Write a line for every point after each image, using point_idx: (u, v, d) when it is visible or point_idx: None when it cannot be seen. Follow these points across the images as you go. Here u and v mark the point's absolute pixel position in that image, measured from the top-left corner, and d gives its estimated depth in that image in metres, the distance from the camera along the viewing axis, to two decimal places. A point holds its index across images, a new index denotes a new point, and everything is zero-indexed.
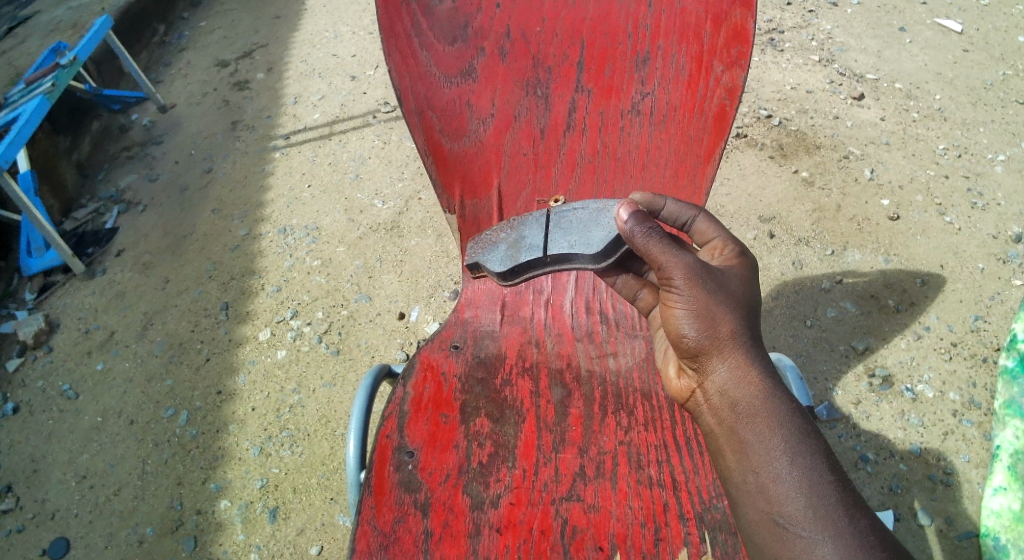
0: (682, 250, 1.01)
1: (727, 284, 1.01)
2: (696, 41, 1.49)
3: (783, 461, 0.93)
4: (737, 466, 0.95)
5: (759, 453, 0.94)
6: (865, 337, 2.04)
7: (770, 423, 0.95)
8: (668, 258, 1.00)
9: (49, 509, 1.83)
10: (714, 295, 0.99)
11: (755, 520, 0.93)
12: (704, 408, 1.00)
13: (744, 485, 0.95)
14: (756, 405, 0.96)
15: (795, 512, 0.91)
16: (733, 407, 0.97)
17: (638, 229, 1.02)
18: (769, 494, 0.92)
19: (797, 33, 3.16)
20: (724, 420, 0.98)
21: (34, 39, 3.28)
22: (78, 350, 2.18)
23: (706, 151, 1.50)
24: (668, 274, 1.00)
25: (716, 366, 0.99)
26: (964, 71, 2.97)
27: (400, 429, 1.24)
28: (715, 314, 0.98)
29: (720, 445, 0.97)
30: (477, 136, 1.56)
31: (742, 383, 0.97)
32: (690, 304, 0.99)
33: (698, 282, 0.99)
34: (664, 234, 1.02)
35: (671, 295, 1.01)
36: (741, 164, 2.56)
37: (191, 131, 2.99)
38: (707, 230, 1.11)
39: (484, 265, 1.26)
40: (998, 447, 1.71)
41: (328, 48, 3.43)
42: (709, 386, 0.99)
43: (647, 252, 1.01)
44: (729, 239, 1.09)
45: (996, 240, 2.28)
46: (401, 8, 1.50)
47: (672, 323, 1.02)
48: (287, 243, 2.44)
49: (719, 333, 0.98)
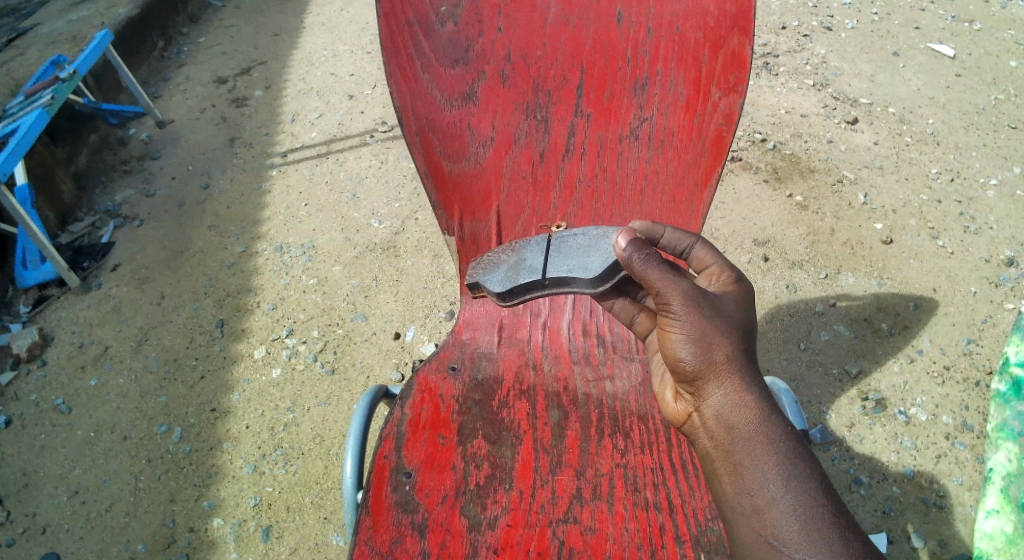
0: (678, 276, 1.02)
1: (724, 309, 1.02)
2: (694, 67, 1.52)
3: (777, 482, 0.92)
4: (732, 489, 0.95)
5: (755, 475, 0.93)
6: (858, 360, 2.05)
7: (765, 445, 0.95)
8: (666, 284, 1.01)
9: (40, 524, 1.81)
10: (710, 321, 1.00)
11: (749, 542, 0.92)
12: (700, 431, 1.01)
13: (739, 508, 0.94)
14: (752, 428, 0.96)
15: (788, 533, 0.90)
16: (729, 432, 0.97)
17: (637, 254, 1.04)
18: (763, 515, 0.91)
19: (791, 58, 3.21)
20: (720, 443, 0.98)
21: (34, 52, 3.30)
22: (71, 364, 2.17)
23: (703, 175, 1.53)
24: (666, 301, 1.01)
25: (714, 392, 0.99)
26: (956, 96, 3.01)
27: (398, 450, 1.25)
28: (712, 339, 0.99)
29: (716, 468, 0.97)
30: (477, 159, 1.58)
31: (738, 408, 0.97)
32: (688, 331, 1.00)
33: (695, 308, 1.00)
34: (661, 260, 1.04)
35: (669, 321, 1.02)
36: (735, 187, 2.58)
37: (190, 146, 3.01)
38: (704, 256, 1.11)
39: (483, 284, 1.26)
40: (990, 469, 1.67)
41: (328, 66, 3.47)
42: (705, 410, 0.99)
43: (645, 278, 1.03)
44: (725, 265, 1.09)
45: (989, 264, 2.31)
46: (403, 30, 1.52)
47: (670, 349, 1.02)
48: (283, 260, 2.45)
49: (716, 360, 0.98)
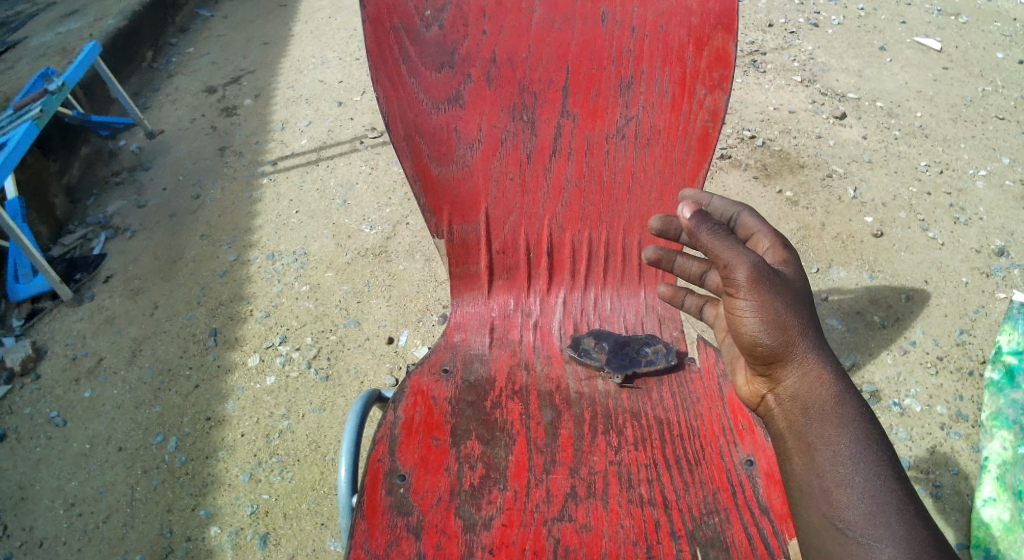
0: (744, 248, 1.10)
1: (786, 282, 1.11)
2: (679, 65, 1.53)
3: (847, 466, 0.98)
4: (803, 469, 1.02)
5: (827, 456, 1.00)
6: (851, 353, 2.05)
7: (837, 426, 1.01)
8: (734, 258, 1.09)
9: (37, 537, 1.80)
10: (777, 293, 1.08)
11: (816, 525, 0.98)
12: (776, 413, 1.09)
13: (808, 489, 1.00)
14: (827, 409, 1.03)
15: (854, 517, 0.95)
16: (804, 409, 1.04)
17: (704, 225, 1.13)
18: (831, 498, 0.98)
19: (778, 55, 3.22)
20: (793, 423, 1.06)
21: (23, 66, 3.29)
22: (65, 377, 2.16)
23: (691, 172, 1.56)
24: (733, 272, 1.08)
25: (789, 372, 1.07)
26: (943, 89, 3.03)
27: (392, 453, 1.25)
28: (780, 313, 1.07)
29: (789, 448, 1.05)
30: (465, 161, 1.58)
31: (814, 385, 1.05)
32: (758, 304, 1.07)
33: (763, 280, 1.08)
34: (725, 233, 1.12)
35: (736, 297, 1.09)
36: (725, 184, 2.58)
37: (179, 156, 3.01)
38: (750, 223, 1.21)
39: (596, 342, 1.50)
40: (986, 459, 1.72)
41: (316, 74, 3.47)
42: (782, 392, 1.08)
43: (712, 251, 1.11)
44: (771, 231, 1.19)
45: (979, 255, 2.32)
46: (389, 35, 1.52)
47: (739, 323, 1.10)
48: (276, 268, 2.45)
49: (790, 334, 1.06)
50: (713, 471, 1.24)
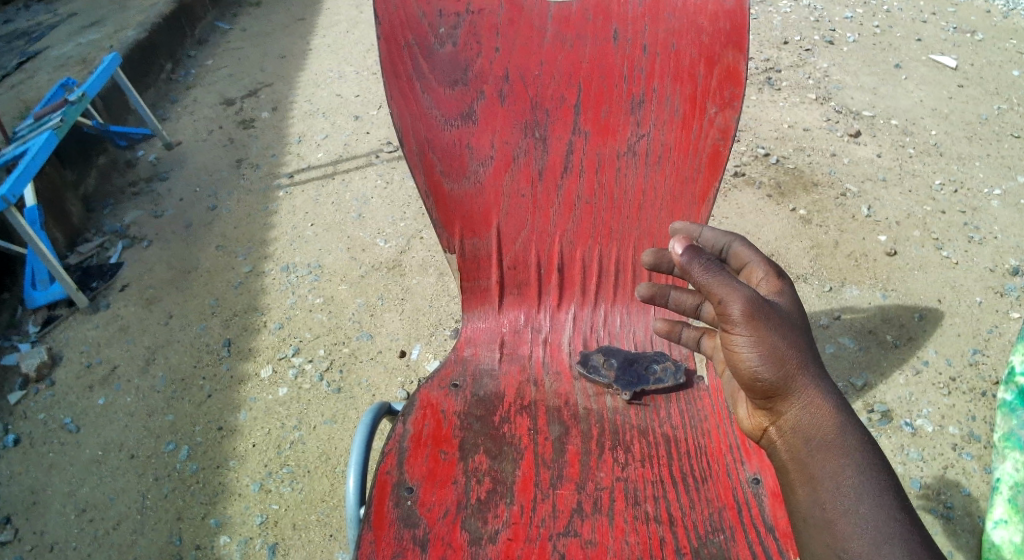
0: (738, 282, 1.08)
1: (783, 312, 1.10)
2: (690, 83, 1.55)
3: (850, 497, 0.98)
4: (807, 499, 1.02)
5: (829, 487, 1.00)
6: (863, 373, 2.04)
7: (839, 457, 1.01)
8: (727, 293, 1.07)
9: (48, 541, 1.83)
10: (774, 327, 1.07)
11: (821, 554, 0.98)
12: (779, 445, 1.09)
13: (812, 519, 1.01)
14: (829, 441, 1.03)
15: (858, 547, 0.95)
16: (807, 443, 1.04)
17: (696, 260, 1.11)
18: (835, 529, 0.98)
19: (793, 73, 3.23)
20: (796, 456, 1.06)
21: (44, 76, 3.37)
22: (80, 384, 2.20)
23: (701, 190, 1.57)
24: (728, 308, 1.07)
25: (790, 406, 1.07)
26: (959, 107, 3.03)
27: (400, 465, 1.26)
28: (778, 347, 1.07)
29: (792, 480, 1.05)
30: (476, 177, 1.60)
31: (816, 417, 1.05)
32: (754, 339, 1.07)
33: (758, 314, 1.07)
34: (718, 267, 1.10)
35: (733, 332, 1.08)
36: (739, 202, 2.58)
37: (197, 168, 3.06)
38: (743, 253, 1.21)
39: (605, 359, 1.50)
40: (998, 480, 1.68)
41: (333, 88, 3.52)
42: (784, 424, 1.08)
43: (706, 286, 1.10)
44: (764, 260, 1.18)
45: (994, 274, 2.31)
46: (403, 52, 1.55)
47: (736, 358, 1.09)
48: (290, 280, 2.48)
49: (789, 367, 1.06)
50: (720, 488, 1.24)
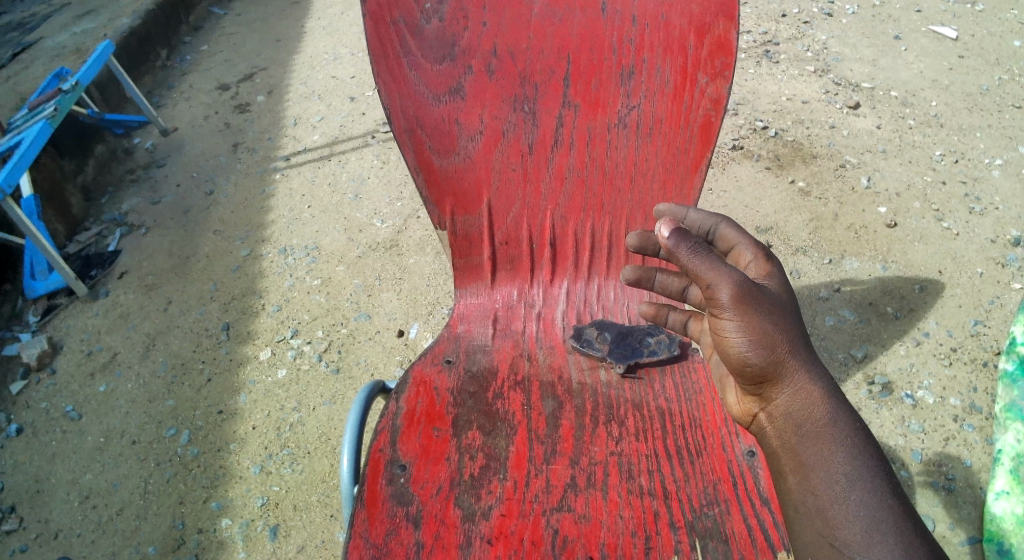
0: (726, 266, 1.07)
1: (771, 296, 1.09)
2: (680, 54, 1.52)
3: (842, 483, 0.97)
4: (798, 486, 1.01)
5: (821, 474, 0.99)
6: (863, 345, 2.03)
7: (831, 444, 1.00)
8: (716, 277, 1.07)
9: (52, 529, 1.84)
10: (763, 312, 1.06)
11: (812, 542, 0.97)
12: (769, 430, 1.08)
13: (803, 506, 1.00)
14: (821, 426, 1.02)
15: (850, 534, 0.94)
16: (797, 428, 1.04)
17: (683, 244, 1.10)
18: (826, 515, 0.97)
19: (791, 45, 3.18)
20: (787, 442, 1.05)
21: (39, 65, 3.34)
22: (81, 372, 2.20)
23: (693, 161, 1.55)
24: (716, 293, 1.06)
25: (781, 392, 1.06)
26: (959, 77, 2.98)
27: (393, 443, 1.26)
28: (767, 331, 1.05)
29: (783, 465, 1.04)
30: (467, 153, 1.57)
31: (807, 403, 1.04)
32: (744, 325, 1.06)
33: (747, 299, 1.06)
34: (706, 251, 1.09)
35: (722, 318, 1.07)
36: (738, 177, 2.55)
37: (193, 154, 3.04)
38: (730, 235, 1.20)
39: (599, 332, 1.49)
40: (999, 451, 1.71)
41: (327, 70, 3.49)
42: (775, 410, 1.07)
43: (694, 270, 1.09)
44: (752, 242, 1.17)
45: (995, 244, 2.28)
46: (389, 30, 1.52)
47: (725, 343, 1.08)
48: (286, 263, 2.47)
49: (778, 352, 1.05)
50: (714, 461, 1.24)
